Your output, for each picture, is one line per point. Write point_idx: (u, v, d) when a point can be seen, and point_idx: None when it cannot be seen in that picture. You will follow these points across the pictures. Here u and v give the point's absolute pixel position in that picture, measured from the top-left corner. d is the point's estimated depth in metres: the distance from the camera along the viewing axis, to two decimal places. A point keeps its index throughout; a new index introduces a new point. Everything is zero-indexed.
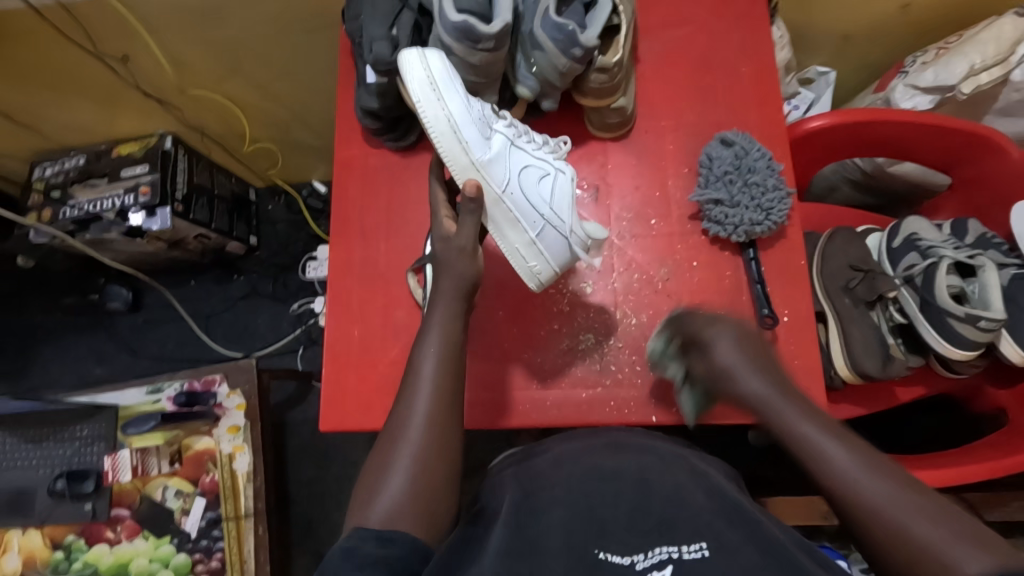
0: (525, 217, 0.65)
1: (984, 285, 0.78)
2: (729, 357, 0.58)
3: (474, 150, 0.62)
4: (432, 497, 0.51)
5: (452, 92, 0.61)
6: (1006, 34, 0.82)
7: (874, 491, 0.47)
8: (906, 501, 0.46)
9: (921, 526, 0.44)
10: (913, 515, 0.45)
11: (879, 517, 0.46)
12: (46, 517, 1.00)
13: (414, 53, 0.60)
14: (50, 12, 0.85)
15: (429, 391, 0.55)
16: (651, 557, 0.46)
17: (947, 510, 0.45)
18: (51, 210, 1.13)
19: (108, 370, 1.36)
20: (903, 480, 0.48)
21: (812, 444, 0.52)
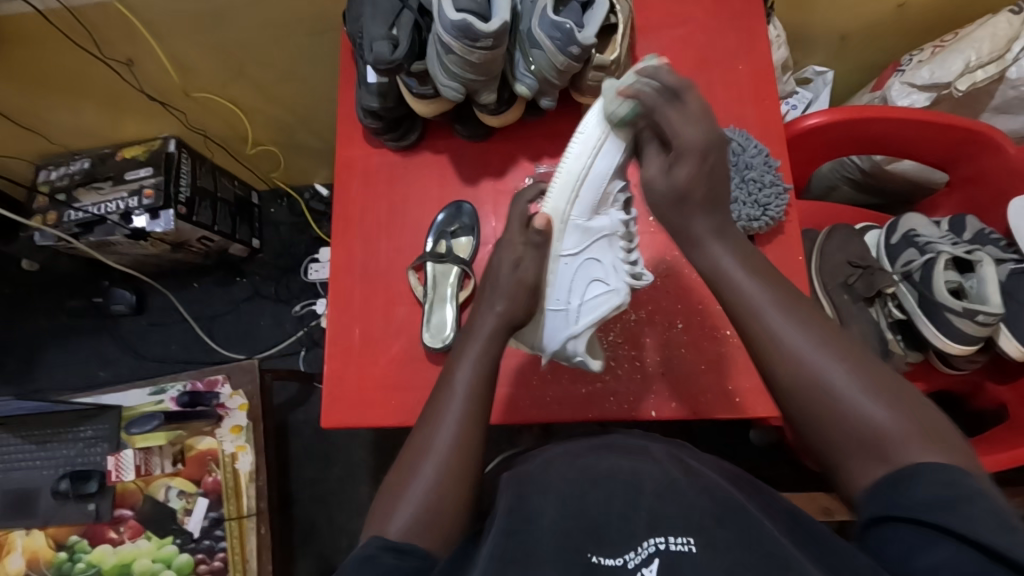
0: (554, 292, 0.68)
1: (981, 279, 0.78)
2: (688, 128, 0.58)
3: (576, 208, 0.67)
4: (455, 501, 0.53)
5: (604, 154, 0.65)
6: (1000, 32, 0.83)
7: (838, 388, 0.50)
8: (864, 393, 0.50)
9: (879, 416, 0.49)
10: (870, 403, 0.49)
11: (853, 425, 0.49)
12: (49, 518, 1.00)
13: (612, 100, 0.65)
14: (56, 16, 0.87)
15: (459, 399, 0.57)
16: (639, 553, 0.47)
17: (903, 396, 0.50)
18: (56, 213, 1.14)
19: (111, 373, 1.37)
20: (876, 382, 0.51)
21: (803, 343, 0.53)
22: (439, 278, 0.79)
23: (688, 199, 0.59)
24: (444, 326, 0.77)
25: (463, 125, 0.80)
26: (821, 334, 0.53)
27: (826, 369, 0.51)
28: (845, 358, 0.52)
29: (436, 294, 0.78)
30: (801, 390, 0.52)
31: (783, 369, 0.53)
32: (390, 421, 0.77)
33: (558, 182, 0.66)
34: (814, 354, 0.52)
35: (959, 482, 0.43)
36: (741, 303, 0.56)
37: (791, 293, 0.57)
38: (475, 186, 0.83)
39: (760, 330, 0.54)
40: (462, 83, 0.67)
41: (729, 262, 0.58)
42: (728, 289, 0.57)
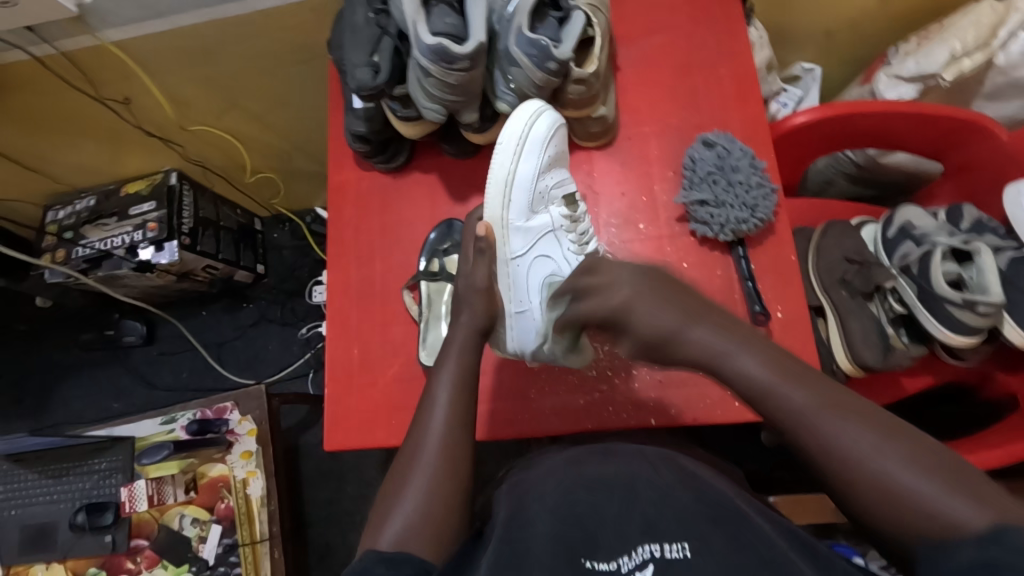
0: (515, 295, 0.68)
1: (980, 269, 0.77)
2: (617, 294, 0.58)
3: (514, 211, 0.69)
4: (445, 511, 0.53)
5: (529, 154, 0.69)
6: (985, 19, 0.82)
7: (885, 472, 0.45)
8: (914, 470, 0.44)
9: (930, 493, 0.43)
10: (915, 479, 0.44)
11: (904, 508, 0.44)
12: (68, 551, 1.02)
13: (531, 110, 0.69)
14: (53, 61, 0.89)
15: (438, 418, 0.58)
16: (635, 558, 0.47)
17: (953, 466, 0.44)
18: (64, 250, 1.17)
19: (125, 404, 1.39)
20: (915, 449, 0.45)
21: (829, 428, 0.47)
22: (433, 297, 0.79)
23: (658, 342, 0.56)
24: (439, 344, 0.77)
25: (450, 143, 0.80)
26: (852, 409, 0.48)
27: (857, 445, 0.46)
28: (881, 432, 0.46)
29: (431, 312, 0.78)
30: (849, 484, 0.46)
31: (812, 451, 0.48)
32: (393, 441, 0.77)
33: (493, 190, 0.69)
34: (846, 429, 0.47)
35: (1022, 548, 0.38)
36: (743, 377, 0.51)
37: (807, 369, 0.51)
38: (464, 203, 0.83)
39: (781, 414, 0.49)
40: (443, 104, 0.68)
41: (718, 342, 0.54)
42: (732, 373, 0.52)
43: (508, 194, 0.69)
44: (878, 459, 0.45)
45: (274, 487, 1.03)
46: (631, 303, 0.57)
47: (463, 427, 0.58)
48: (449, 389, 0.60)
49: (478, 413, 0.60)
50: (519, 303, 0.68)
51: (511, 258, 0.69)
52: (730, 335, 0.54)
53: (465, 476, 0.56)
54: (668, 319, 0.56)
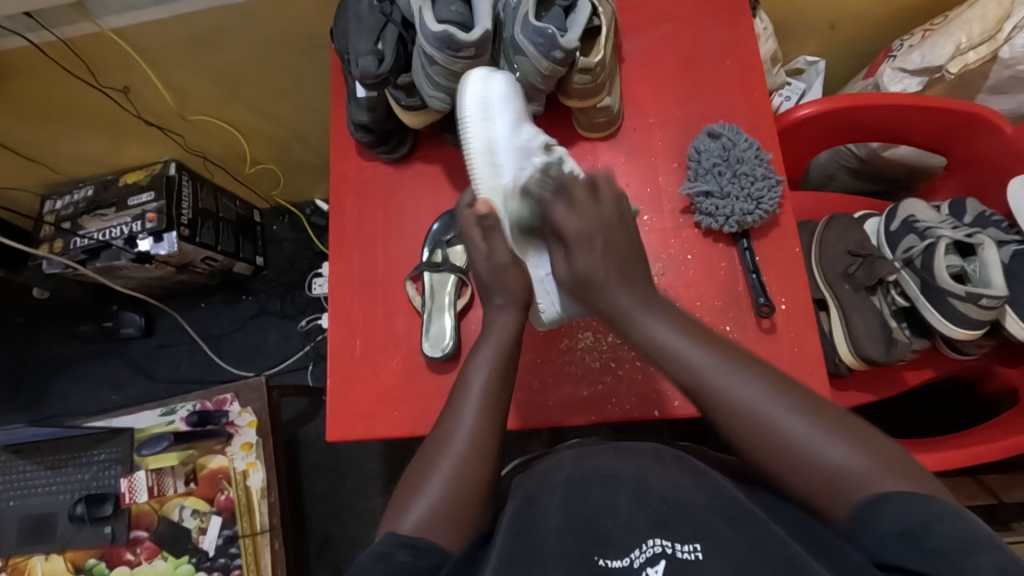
0: (536, 256, 0.64)
1: (984, 263, 0.77)
2: (573, 220, 0.57)
3: (505, 175, 0.65)
4: (467, 500, 0.53)
5: (499, 116, 0.65)
6: (991, 12, 0.82)
7: (796, 436, 0.49)
8: (816, 428, 0.49)
9: (846, 462, 0.47)
10: (814, 437, 0.49)
11: (808, 466, 0.48)
12: (68, 542, 1.02)
13: (480, 75, 0.65)
14: (52, 48, 0.88)
15: (472, 409, 0.57)
16: (644, 552, 0.47)
17: (861, 433, 0.49)
18: (62, 241, 1.16)
19: (123, 396, 1.38)
20: (812, 407, 0.50)
21: (738, 398, 0.51)
22: (436, 287, 0.78)
23: (591, 280, 0.57)
24: (443, 335, 0.77)
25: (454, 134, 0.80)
26: (763, 381, 0.52)
27: (762, 412, 0.50)
28: (785, 402, 0.51)
29: (434, 303, 0.78)
30: (763, 448, 0.50)
31: (726, 420, 0.52)
32: (396, 432, 0.77)
33: (477, 160, 0.65)
34: (766, 407, 0.50)
35: (925, 506, 0.43)
36: (691, 373, 0.54)
37: (737, 352, 0.55)
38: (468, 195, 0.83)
39: (715, 403, 0.52)
40: (448, 93, 0.68)
41: (698, 356, 0.54)
42: (666, 359, 0.55)
43: (495, 160, 0.65)
44: (787, 426, 0.49)
45: (274, 478, 1.03)
46: (580, 236, 0.57)
47: (495, 420, 0.58)
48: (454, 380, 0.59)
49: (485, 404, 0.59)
50: (539, 264, 0.64)
51: (515, 221, 0.65)
52: (689, 334, 0.56)
53: (480, 462, 0.55)
54: (602, 263, 0.57)
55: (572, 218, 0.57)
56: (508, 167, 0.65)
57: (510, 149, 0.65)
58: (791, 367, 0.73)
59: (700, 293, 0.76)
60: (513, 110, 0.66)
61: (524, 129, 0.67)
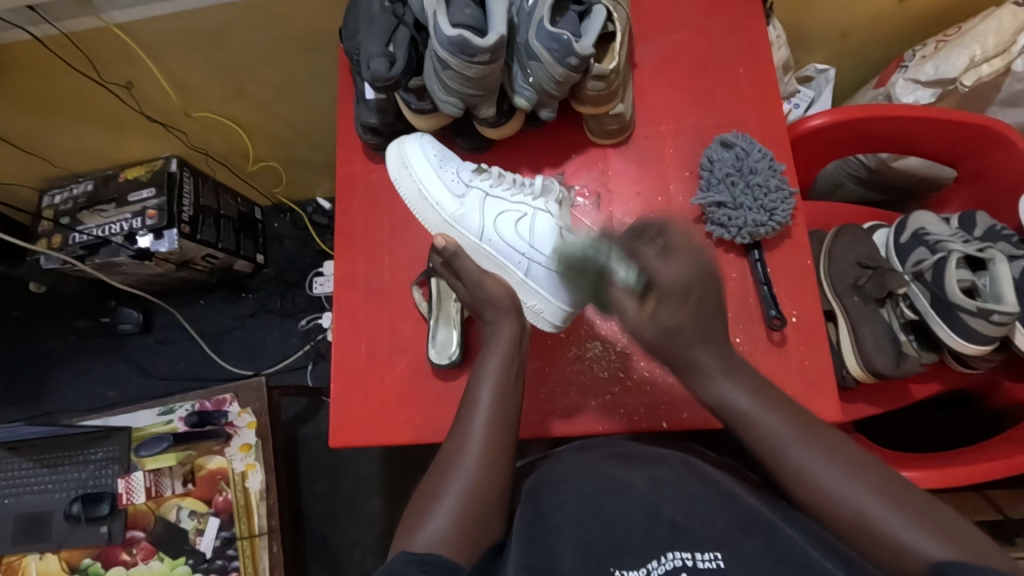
0: (501, 265, 0.72)
1: (996, 278, 0.76)
2: (667, 270, 0.53)
3: (445, 206, 0.74)
4: (479, 515, 0.54)
5: (415, 164, 0.74)
6: (1005, 24, 0.82)
7: (875, 519, 0.46)
8: (899, 514, 0.45)
9: (924, 545, 0.43)
10: (907, 528, 0.44)
11: (877, 541, 0.45)
12: (63, 541, 1.01)
13: (395, 143, 0.76)
14: (53, 41, 0.87)
15: (480, 425, 0.58)
16: (663, 564, 0.47)
17: (957, 529, 0.44)
18: (61, 236, 1.14)
19: (120, 392, 1.37)
20: (902, 496, 0.46)
21: (807, 463, 0.50)
22: (442, 295, 0.77)
23: (679, 333, 0.54)
24: (449, 342, 0.76)
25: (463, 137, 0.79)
26: (840, 455, 0.50)
27: (840, 486, 0.48)
28: (857, 475, 0.48)
29: (440, 310, 0.77)
30: (834, 520, 0.48)
31: (803, 494, 0.50)
32: (400, 438, 0.76)
33: (419, 210, 0.75)
34: (838, 477, 0.48)
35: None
36: (757, 437, 0.52)
37: (813, 425, 0.52)
38: None
39: (790, 475, 0.50)
40: (460, 98, 0.67)
41: (750, 406, 0.53)
42: (746, 431, 0.53)
43: (430, 201, 0.74)
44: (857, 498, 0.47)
45: (274, 480, 1.02)
46: (673, 288, 0.53)
47: (500, 436, 0.58)
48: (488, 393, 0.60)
49: (507, 416, 0.59)
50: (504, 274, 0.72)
51: (478, 241, 0.73)
52: (755, 394, 0.54)
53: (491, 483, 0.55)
54: (687, 316, 0.54)
55: (679, 265, 0.53)
56: (447, 200, 0.73)
57: (444, 185, 0.74)
58: (800, 381, 0.72)
59: None
60: (432, 151, 0.75)
61: (448, 164, 0.75)
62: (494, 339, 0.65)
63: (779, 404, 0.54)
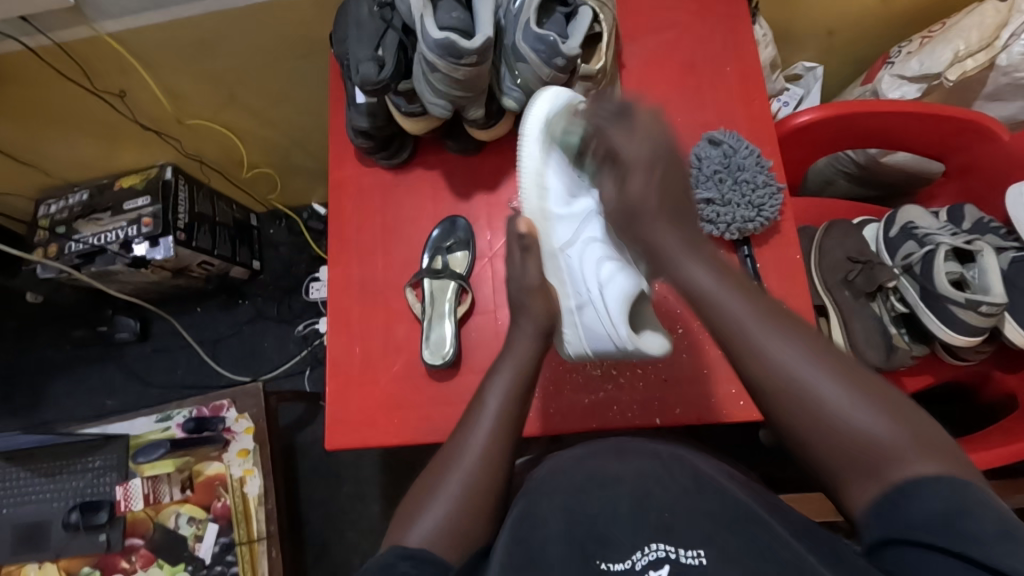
0: (574, 287, 0.62)
1: (983, 269, 0.77)
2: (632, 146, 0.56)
3: (552, 198, 0.65)
4: (474, 515, 0.54)
5: (560, 141, 0.66)
6: (988, 20, 0.83)
7: (828, 400, 0.48)
8: (859, 403, 0.47)
9: (872, 429, 0.46)
10: (860, 413, 0.47)
11: (821, 422, 0.48)
12: (62, 550, 1.01)
13: (549, 94, 0.67)
14: (46, 51, 0.87)
15: (487, 426, 0.58)
16: (646, 555, 0.47)
17: (910, 415, 0.47)
18: (57, 245, 1.14)
19: (118, 401, 1.37)
20: (864, 384, 0.48)
21: (766, 346, 0.50)
22: (436, 294, 0.78)
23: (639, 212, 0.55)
24: (443, 342, 0.77)
25: (453, 140, 0.80)
26: (803, 339, 0.51)
27: (810, 380, 0.49)
28: (814, 359, 0.49)
29: (434, 310, 0.78)
30: (784, 398, 0.49)
31: (763, 377, 0.50)
32: (395, 439, 0.77)
33: (525, 182, 0.66)
34: (803, 365, 0.49)
35: (970, 495, 0.42)
36: (722, 323, 0.52)
37: (781, 312, 0.52)
38: (468, 201, 0.83)
39: (748, 354, 0.51)
40: (449, 100, 0.68)
41: (709, 283, 0.53)
42: (711, 312, 0.53)
43: (542, 182, 0.66)
44: (814, 380, 0.48)
45: (271, 485, 1.02)
46: (637, 160, 0.55)
47: (504, 440, 0.57)
48: (494, 398, 0.60)
49: (516, 417, 0.59)
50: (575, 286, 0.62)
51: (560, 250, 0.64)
52: (722, 282, 0.53)
53: (487, 484, 0.55)
54: (656, 194, 0.55)
55: (637, 180, 0.55)
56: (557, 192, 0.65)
57: (565, 176, 0.67)
58: None
59: None
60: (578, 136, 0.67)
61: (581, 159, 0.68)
62: (513, 349, 0.63)
63: (742, 289, 0.54)
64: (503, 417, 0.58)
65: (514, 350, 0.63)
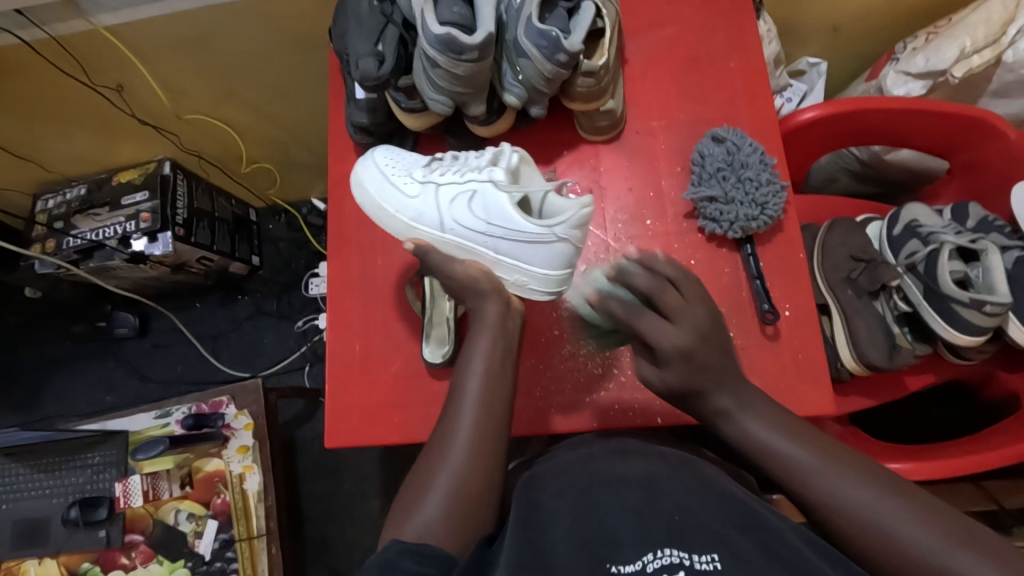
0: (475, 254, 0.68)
1: (987, 269, 0.76)
2: (682, 325, 0.57)
3: (400, 214, 0.72)
4: (469, 506, 0.54)
5: (387, 177, 0.73)
6: (996, 15, 0.82)
7: (911, 541, 0.46)
8: (944, 540, 0.46)
9: (977, 574, 0.44)
10: (948, 551, 0.45)
11: (907, 564, 0.46)
12: (62, 546, 1.00)
13: (358, 167, 0.76)
14: (43, 45, 0.86)
15: (471, 412, 0.58)
16: (660, 560, 0.46)
17: (1004, 553, 0.45)
18: (54, 240, 1.14)
19: (117, 396, 1.37)
20: (947, 522, 0.47)
21: (838, 489, 0.50)
22: (436, 292, 0.77)
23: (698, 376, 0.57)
24: (443, 341, 0.76)
25: (454, 136, 0.79)
26: (875, 479, 0.50)
27: (885, 518, 0.48)
28: (890, 499, 0.49)
29: (434, 309, 0.77)
30: (863, 540, 0.48)
31: (836, 521, 0.49)
32: (395, 438, 0.76)
33: (382, 223, 0.74)
34: (878, 506, 0.48)
35: None
36: (792, 474, 0.53)
37: (848, 455, 0.53)
38: None
39: (820, 500, 0.51)
40: (449, 96, 0.67)
41: (774, 438, 0.55)
42: (777, 464, 0.54)
43: (392, 210, 0.72)
44: (890, 520, 0.47)
45: (271, 482, 1.02)
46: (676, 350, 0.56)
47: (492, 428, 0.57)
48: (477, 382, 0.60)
49: (501, 405, 0.59)
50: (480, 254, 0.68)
51: (444, 233, 0.70)
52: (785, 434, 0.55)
53: (479, 474, 0.55)
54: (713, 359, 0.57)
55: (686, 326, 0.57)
56: (400, 205, 0.71)
57: (393, 191, 0.72)
58: (794, 374, 0.72)
59: None
60: (383, 167, 0.74)
61: (393, 168, 0.73)
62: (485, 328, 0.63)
63: (807, 441, 0.54)
64: (486, 402, 0.58)
65: (485, 323, 0.63)
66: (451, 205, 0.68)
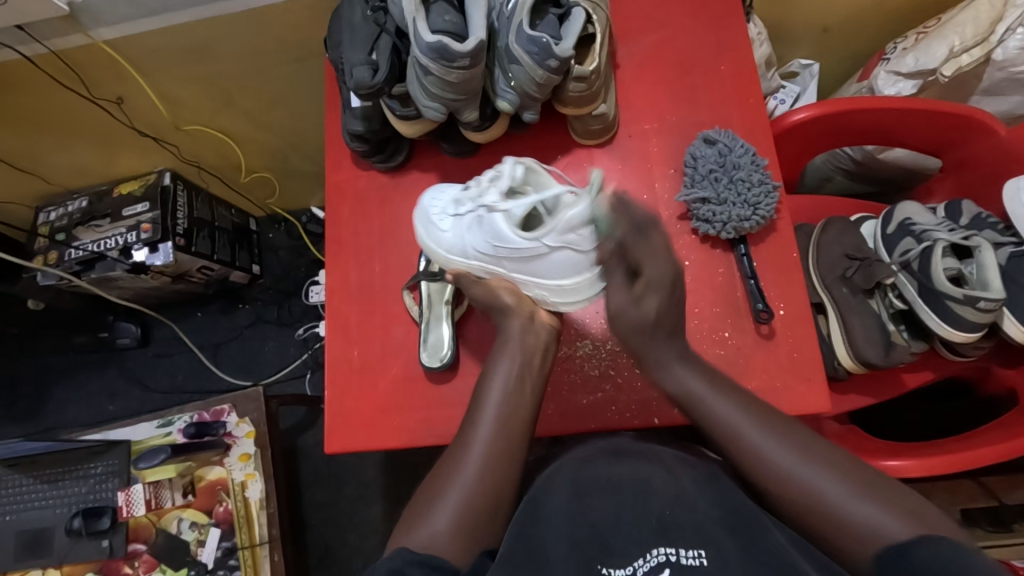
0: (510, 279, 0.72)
1: (981, 265, 0.77)
2: (656, 265, 0.62)
3: (438, 250, 0.74)
4: (477, 517, 0.54)
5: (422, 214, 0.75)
6: (983, 14, 0.82)
7: (822, 490, 0.51)
8: (847, 487, 0.50)
9: (875, 516, 0.48)
10: (855, 499, 0.49)
11: (821, 510, 0.50)
12: (65, 556, 1.01)
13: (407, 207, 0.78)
14: (44, 60, 0.88)
15: (489, 422, 0.59)
16: (649, 562, 0.48)
17: (904, 502, 0.49)
18: (56, 252, 1.15)
19: (120, 406, 1.37)
20: (853, 473, 0.51)
21: (766, 446, 0.55)
22: (433, 297, 0.79)
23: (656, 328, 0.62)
24: (441, 345, 0.77)
25: (449, 142, 0.80)
26: (798, 442, 0.55)
27: (805, 472, 0.52)
28: (803, 454, 0.53)
29: (431, 312, 0.78)
30: (781, 491, 0.53)
31: (762, 477, 0.54)
32: (395, 442, 0.77)
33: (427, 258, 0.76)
34: (798, 461, 0.53)
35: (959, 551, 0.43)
36: (726, 432, 0.57)
37: (784, 422, 0.57)
38: None
39: (748, 457, 0.55)
40: (442, 103, 0.68)
41: (719, 400, 0.58)
42: (712, 420, 0.58)
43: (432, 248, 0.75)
44: (806, 472, 0.52)
45: (272, 488, 1.02)
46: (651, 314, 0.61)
47: (507, 434, 0.58)
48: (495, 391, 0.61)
49: (516, 417, 0.60)
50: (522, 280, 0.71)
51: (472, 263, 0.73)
52: (768, 430, 0.56)
53: (490, 486, 0.55)
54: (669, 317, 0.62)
55: (655, 299, 0.61)
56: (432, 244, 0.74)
57: (427, 226, 0.74)
58: (790, 373, 0.73)
59: (698, 299, 0.76)
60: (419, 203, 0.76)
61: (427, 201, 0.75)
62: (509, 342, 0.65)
63: (748, 403, 0.58)
64: (502, 416, 0.59)
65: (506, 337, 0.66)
66: (470, 234, 0.71)
